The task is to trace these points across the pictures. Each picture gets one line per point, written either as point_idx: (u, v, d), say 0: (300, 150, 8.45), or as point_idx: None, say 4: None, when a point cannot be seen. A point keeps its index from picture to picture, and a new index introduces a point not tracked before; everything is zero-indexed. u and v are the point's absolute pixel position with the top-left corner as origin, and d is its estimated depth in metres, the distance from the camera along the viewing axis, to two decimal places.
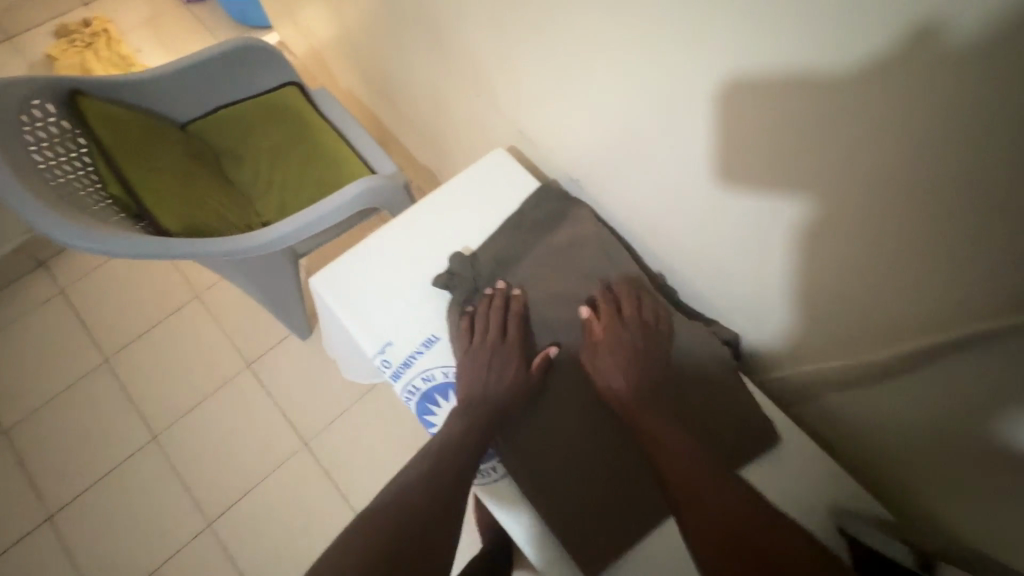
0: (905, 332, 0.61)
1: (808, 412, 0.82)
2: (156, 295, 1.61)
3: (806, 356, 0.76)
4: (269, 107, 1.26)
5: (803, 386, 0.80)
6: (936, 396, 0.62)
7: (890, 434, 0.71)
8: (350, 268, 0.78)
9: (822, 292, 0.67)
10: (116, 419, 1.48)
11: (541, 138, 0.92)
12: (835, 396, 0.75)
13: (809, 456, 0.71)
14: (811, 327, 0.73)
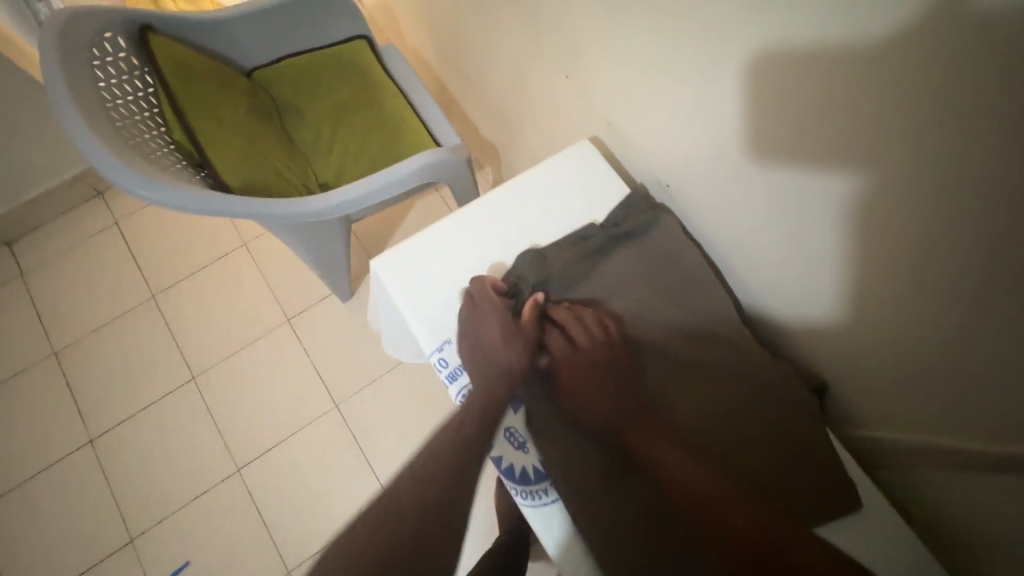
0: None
1: (891, 481, 0.71)
2: (205, 238, 1.62)
3: (898, 420, 0.66)
4: (337, 65, 1.20)
5: (890, 452, 0.69)
6: None
7: (985, 529, 0.60)
8: (414, 257, 0.74)
9: (930, 357, 0.57)
10: (159, 356, 1.51)
11: (629, 133, 0.83)
12: (930, 471, 0.64)
13: (890, 535, 0.63)
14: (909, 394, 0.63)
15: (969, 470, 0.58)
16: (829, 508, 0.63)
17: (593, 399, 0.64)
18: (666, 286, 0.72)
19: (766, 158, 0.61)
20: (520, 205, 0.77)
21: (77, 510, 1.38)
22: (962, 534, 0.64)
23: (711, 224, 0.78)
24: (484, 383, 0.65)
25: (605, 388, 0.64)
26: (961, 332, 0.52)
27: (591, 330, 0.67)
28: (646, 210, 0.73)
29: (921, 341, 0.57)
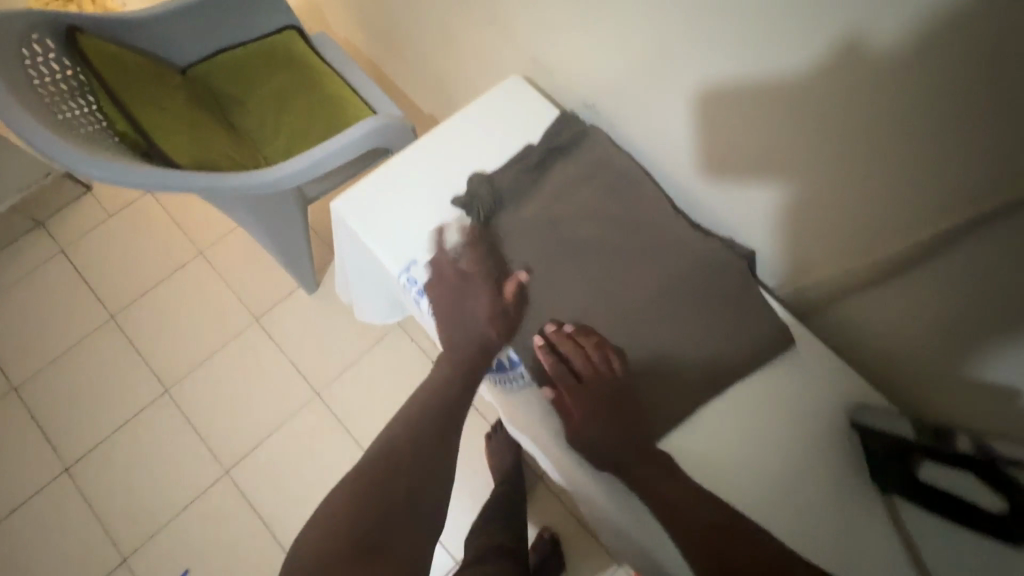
0: (918, 228, 0.60)
1: (823, 325, 0.81)
2: (159, 253, 1.60)
3: (816, 269, 0.75)
4: (272, 54, 1.23)
5: (814, 300, 0.79)
6: (944, 289, 0.61)
7: (901, 341, 0.70)
8: (374, 192, 0.77)
9: (830, 195, 0.66)
10: (127, 374, 1.48)
11: (554, 66, 0.91)
12: (848, 304, 0.74)
13: (825, 364, 0.72)
14: (821, 240, 0.72)
15: (877, 283, 0.68)
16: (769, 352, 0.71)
17: (600, 439, 0.66)
18: (614, 183, 0.76)
19: (678, 53, 0.71)
20: (460, 137, 0.80)
21: (62, 539, 1.34)
22: (883, 352, 0.74)
23: (638, 131, 0.86)
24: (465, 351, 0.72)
25: (608, 429, 0.66)
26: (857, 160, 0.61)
27: (589, 369, 0.68)
28: (577, 124, 0.79)
29: (827, 182, 0.66)
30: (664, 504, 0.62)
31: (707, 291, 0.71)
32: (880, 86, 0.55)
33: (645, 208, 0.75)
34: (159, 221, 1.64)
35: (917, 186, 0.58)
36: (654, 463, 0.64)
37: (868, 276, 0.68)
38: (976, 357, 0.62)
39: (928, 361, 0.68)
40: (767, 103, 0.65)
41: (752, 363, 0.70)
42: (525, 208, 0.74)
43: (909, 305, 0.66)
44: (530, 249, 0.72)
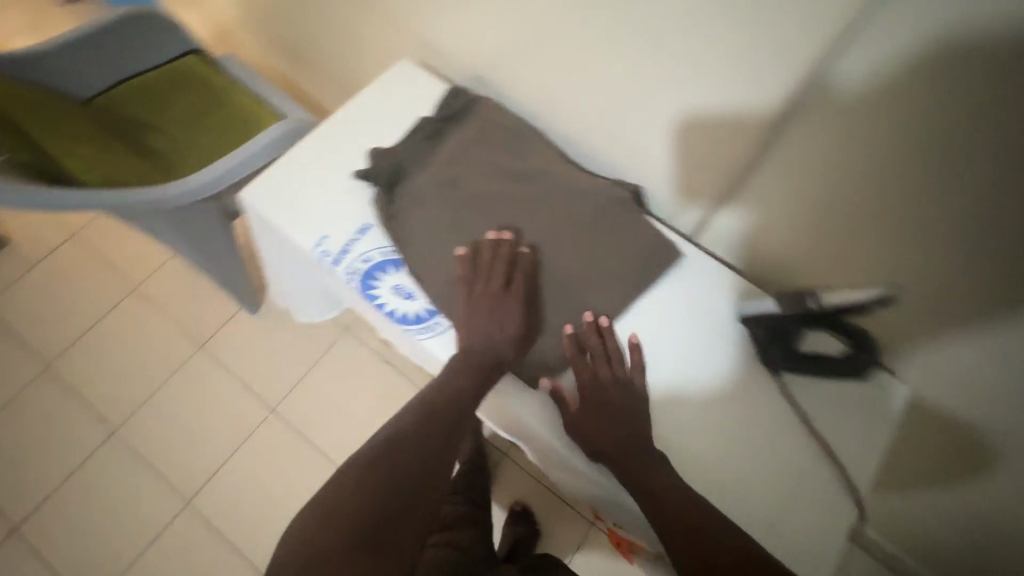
0: (765, 118, 0.72)
1: (710, 241, 0.92)
2: (90, 295, 1.57)
3: (689, 190, 0.87)
4: (180, 77, 1.25)
5: (698, 220, 0.90)
6: (794, 167, 0.74)
7: (770, 235, 0.84)
8: (279, 177, 0.80)
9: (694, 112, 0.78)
10: (70, 422, 1.44)
11: (446, 48, 0.98)
12: (723, 214, 0.87)
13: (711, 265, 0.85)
14: (694, 160, 0.83)
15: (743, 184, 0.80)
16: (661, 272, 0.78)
17: (604, 431, 0.68)
18: (505, 142, 0.82)
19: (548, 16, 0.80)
20: (358, 117, 0.84)
21: None
22: (757, 250, 0.87)
23: (528, 96, 0.94)
24: (482, 336, 0.71)
25: (613, 423, 0.69)
26: (713, 81, 0.72)
27: (608, 365, 0.72)
28: (466, 93, 0.85)
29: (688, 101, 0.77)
30: (651, 494, 0.65)
31: (599, 224, 0.78)
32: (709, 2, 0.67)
33: (536, 159, 0.82)
34: (86, 264, 1.60)
35: (762, 91, 0.69)
36: (651, 463, 0.66)
37: (736, 183, 0.81)
38: (829, 221, 0.75)
39: (792, 245, 0.82)
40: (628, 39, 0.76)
41: (652, 277, 0.77)
42: (424, 173, 0.79)
43: (769, 198, 0.79)
44: (434, 207, 0.77)
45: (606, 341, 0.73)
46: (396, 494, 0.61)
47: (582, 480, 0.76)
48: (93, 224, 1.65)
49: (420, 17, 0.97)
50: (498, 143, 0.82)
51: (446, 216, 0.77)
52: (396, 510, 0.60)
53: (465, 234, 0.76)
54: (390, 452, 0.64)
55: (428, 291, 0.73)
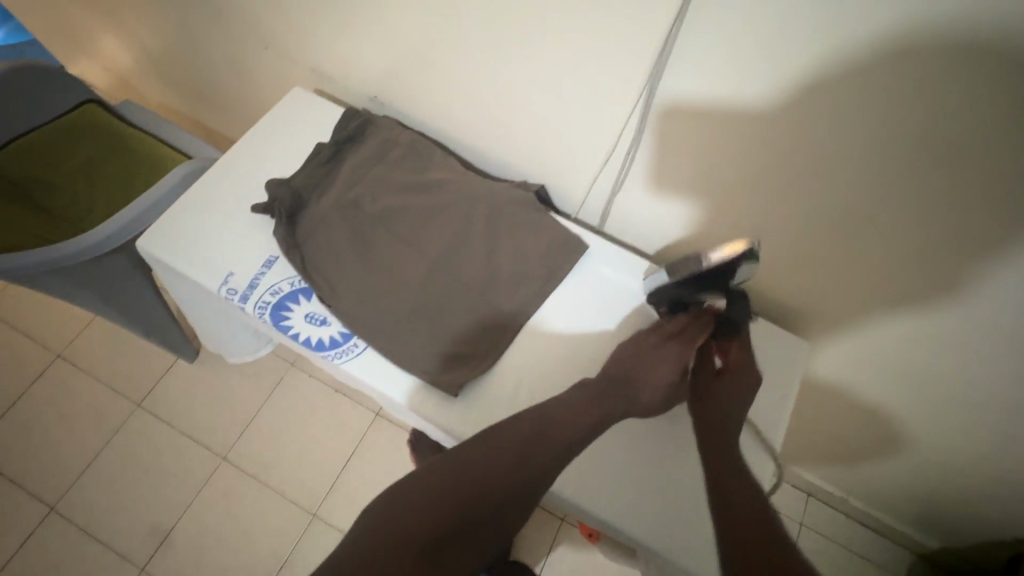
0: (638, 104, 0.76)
1: (621, 228, 0.97)
2: (9, 368, 1.48)
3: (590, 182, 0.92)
4: (73, 130, 1.20)
5: (604, 209, 0.95)
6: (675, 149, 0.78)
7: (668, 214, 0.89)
8: (176, 219, 0.78)
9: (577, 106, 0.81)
10: (1, 506, 1.35)
11: (341, 73, 0.99)
12: (623, 201, 0.91)
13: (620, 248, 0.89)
14: (589, 152, 0.87)
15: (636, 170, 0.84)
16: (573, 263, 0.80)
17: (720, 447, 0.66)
18: (405, 157, 0.83)
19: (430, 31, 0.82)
20: (253, 150, 0.84)
21: None
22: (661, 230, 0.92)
23: (427, 110, 0.96)
24: (626, 371, 0.70)
25: (730, 445, 0.66)
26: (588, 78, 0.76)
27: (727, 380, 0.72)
28: (360, 115, 0.86)
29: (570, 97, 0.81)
30: (734, 495, 0.60)
31: (505, 224, 0.80)
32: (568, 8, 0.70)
33: (438, 170, 0.83)
34: (1, 337, 1.51)
35: (633, 84, 0.74)
36: (737, 472, 0.62)
37: (629, 169, 0.85)
38: (717, 194, 0.81)
39: (691, 220, 0.87)
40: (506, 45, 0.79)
41: (563, 270, 0.79)
42: (325, 198, 0.79)
43: (660, 180, 0.84)
44: (339, 230, 0.77)
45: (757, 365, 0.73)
46: (472, 497, 0.57)
47: None
48: (4, 294, 1.56)
49: (310, 46, 0.98)
50: (398, 158, 0.83)
51: (353, 237, 0.77)
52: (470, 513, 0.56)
53: (376, 251, 0.77)
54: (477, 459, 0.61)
55: (341, 313, 0.73)
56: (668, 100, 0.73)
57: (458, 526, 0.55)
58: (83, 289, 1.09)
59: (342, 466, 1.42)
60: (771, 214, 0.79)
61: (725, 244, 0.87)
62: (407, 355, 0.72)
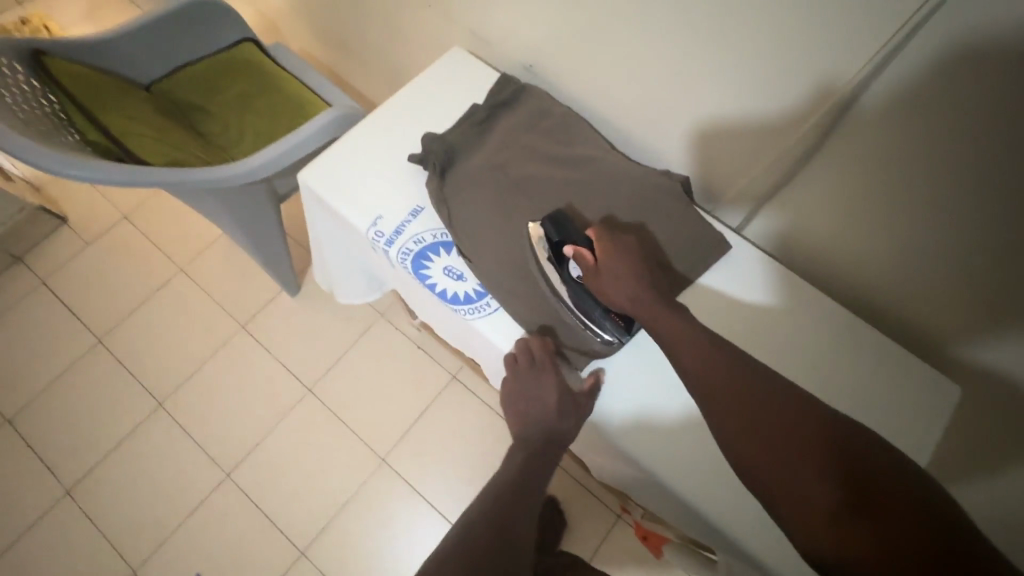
0: (810, 114, 0.71)
1: (756, 233, 0.92)
2: (140, 273, 1.64)
3: (728, 180, 0.87)
4: (232, 65, 1.29)
5: (741, 210, 0.90)
6: (841, 165, 0.73)
7: (815, 229, 0.83)
8: (335, 159, 0.83)
9: (739, 105, 0.77)
10: (120, 392, 1.51)
11: (495, 37, 0.99)
12: (768, 205, 0.86)
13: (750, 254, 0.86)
14: (738, 154, 0.82)
15: (788, 179, 0.80)
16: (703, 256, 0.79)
17: (677, 343, 0.64)
18: (556, 130, 0.84)
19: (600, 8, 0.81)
20: (411, 102, 0.87)
21: (70, 558, 1.36)
22: (803, 242, 0.86)
23: (574, 84, 0.95)
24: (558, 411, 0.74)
25: (668, 316, 0.66)
26: (768, 80, 0.72)
27: (598, 268, 0.70)
28: (516, 83, 0.87)
29: (733, 95, 0.77)
30: (757, 434, 0.56)
31: (646, 211, 0.79)
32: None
33: (585, 148, 0.83)
34: (136, 244, 1.67)
35: (815, 90, 0.69)
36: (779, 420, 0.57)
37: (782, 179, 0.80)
38: (886, 220, 0.73)
39: (840, 242, 0.81)
40: (676, 33, 0.76)
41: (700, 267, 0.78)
42: (476, 157, 0.82)
43: (822, 190, 0.78)
44: (485, 192, 0.79)
45: (625, 239, 0.73)
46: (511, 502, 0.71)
47: (623, 465, 0.77)
48: (144, 206, 1.72)
49: (469, 9, 0.99)
50: (548, 130, 0.84)
51: (496, 199, 0.79)
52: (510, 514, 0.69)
53: (517, 216, 0.78)
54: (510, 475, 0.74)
55: (480, 273, 0.76)
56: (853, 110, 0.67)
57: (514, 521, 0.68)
58: (224, 213, 1.19)
59: (415, 419, 1.48)
60: (944, 254, 0.70)
61: (878, 273, 0.80)
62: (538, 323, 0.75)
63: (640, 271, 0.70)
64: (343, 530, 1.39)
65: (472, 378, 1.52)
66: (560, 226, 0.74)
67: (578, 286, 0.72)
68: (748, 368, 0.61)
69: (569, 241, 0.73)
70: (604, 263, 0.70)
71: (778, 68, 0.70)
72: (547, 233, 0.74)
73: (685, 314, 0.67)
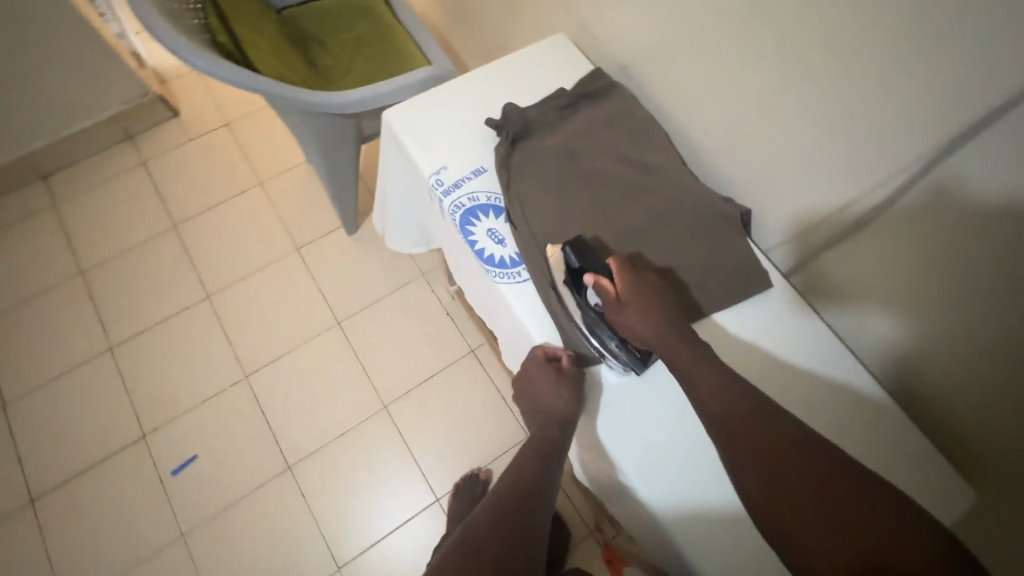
0: (885, 171, 0.69)
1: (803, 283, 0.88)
2: (226, 177, 1.78)
3: (786, 222, 0.85)
4: (357, 8, 1.39)
5: (796, 257, 0.86)
6: (909, 226, 0.69)
7: (864, 291, 0.78)
8: (420, 106, 0.88)
9: (816, 151, 0.76)
10: (179, 276, 1.65)
11: (601, 34, 1.02)
12: (825, 258, 0.82)
13: (793, 301, 0.82)
14: (804, 198, 0.81)
15: (852, 233, 0.77)
16: (737, 288, 0.79)
17: (697, 379, 0.65)
18: (628, 131, 0.86)
19: (709, 26, 0.82)
20: (503, 73, 0.92)
21: (95, 406, 1.50)
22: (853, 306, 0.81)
23: (661, 94, 0.95)
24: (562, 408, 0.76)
25: (683, 349, 0.67)
26: (851, 132, 0.71)
27: (618, 303, 0.70)
28: (606, 77, 0.89)
29: (813, 138, 0.75)
30: (779, 485, 0.56)
31: (694, 228, 0.79)
32: (862, 50, 0.66)
33: (651, 153, 0.84)
34: (230, 151, 1.82)
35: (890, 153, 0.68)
36: (768, 429, 0.60)
37: (843, 234, 0.78)
38: (936, 300, 0.70)
39: (886, 315, 0.77)
40: (773, 66, 0.76)
41: (732, 296, 0.78)
42: (549, 137, 0.85)
43: (878, 250, 0.74)
44: (548, 169, 0.82)
45: (644, 274, 0.74)
46: (523, 491, 0.74)
47: (603, 463, 0.78)
48: (246, 119, 1.87)
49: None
50: (623, 128, 0.85)
51: (555, 180, 0.81)
52: (525, 504, 0.72)
53: (572, 201, 0.80)
54: (522, 467, 0.76)
55: (520, 242, 0.79)
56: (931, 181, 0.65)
57: (528, 510, 0.71)
58: (311, 138, 1.28)
59: (425, 379, 1.53)
60: (985, 351, 0.66)
61: (915, 357, 0.75)
62: (560, 309, 0.76)
63: (662, 308, 0.70)
64: (331, 459, 1.45)
65: (488, 357, 1.55)
66: (580, 253, 0.74)
67: (597, 316, 0.72)
68: (766, 413, 0.62)
69: (590, 269, 0.73)
70: (626, 298, 0.70)
71: (862, 121, 0.69)
72: (568, 260, 0.73)
73: (703, 350, 0.68)
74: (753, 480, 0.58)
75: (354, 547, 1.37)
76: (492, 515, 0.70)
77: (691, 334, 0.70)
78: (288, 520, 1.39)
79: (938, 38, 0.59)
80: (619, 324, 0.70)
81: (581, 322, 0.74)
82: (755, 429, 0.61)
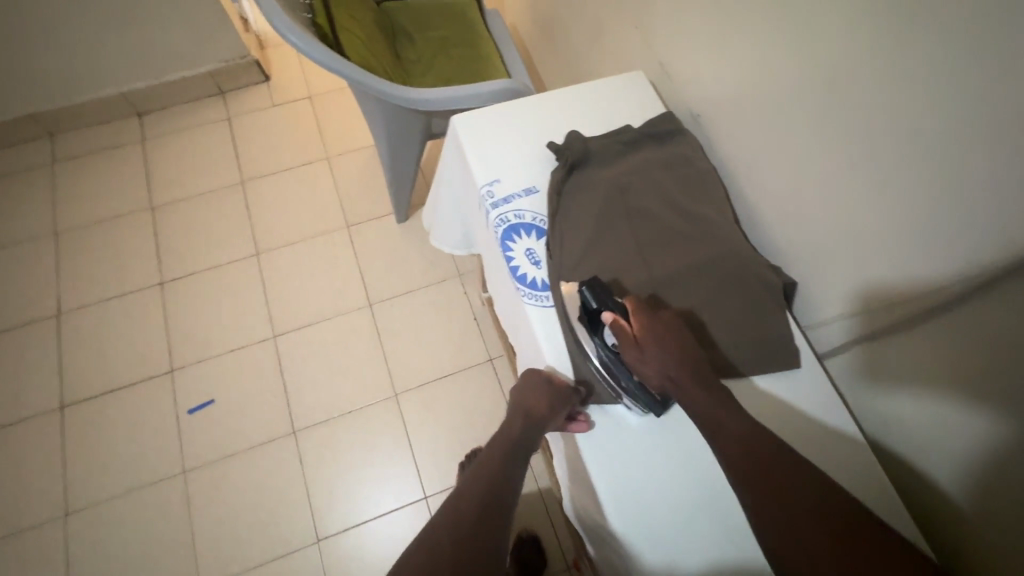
0: (941, 275, 0.65)
1: (839, 370, 0.84)
2: (297, 146, 1.87)
3: (832, 302, 0.82)
4: (451, 11, 1.44)
5: (838, 341, 0.83)
6: (958, 339, 0.65)
7: (904, 393, 0.74)
8: (488, 118, 0.91)
9: (874, 238, 0.73)
10: (235, 229, 1.74)
11: (681, 80, 1.02)
12: (865, 348, 0.78)
13: (819, 386, 0.79)
14: (856, 284, 0.77)
15: (898, 330, 0.73)
16: (763, 357, 0.77)
17: (712, 420, 0.63)
18: (684, 178, 0.85)
19: (788, 93, 0.81)
20: (575, 102, 0.93)
21: (135, 333, 1.60)
22: (890, 407, 0.76)
23: (729, 150, 0.95)
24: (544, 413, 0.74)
25: (696, 389, 0.66)
26: (909, 230, 0.68)
27: (633, 339, 0.69)
28: (676, 124, 0.89)
29: (872, 225, 0.73)
30: (788, 527, 0.54)
31: (732, 288, 0.78)
32: (934, 150, 0.64)
33: (700, 204, 0.84)
34: (307, 122, 1.91)
35: (947, 261, 0.65)
36: (779, 471, 0.58)
37: (886, 329, 0.74)
38: (970, 425, 0.65)
39: (923, 426, 0.72)
40: (844, 147, 0.74)
41: (758, 367, 0.76)
42: (605, 170, 0.85)
43: (921, 354, 0.70)
44: (598, 203, 0.82)
45: (661, 314, 0.73)
46: (494, 486, 0.68)
47: (589, 502, 0.77)
48: (328, 95, 1.96)
49: (672, 43, 1.02)
50: (678, 174, 0.85)
51: (599, 212, 0.81)
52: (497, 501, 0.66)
53: (615, 237, 0.80)
54: (493, 464, 0.72)
55: (554, 267, 0.80)
56: (984, 298, 0.62)
57: (501, 509, 0.66)
58: (382, 126, 1.33)
59: (438, 377, 1.55)
60: (1009, 492, 0.61)
61: (944, 473, 0.70)
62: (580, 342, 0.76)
63: (678, 347, 0.69)
64: (334, 433, 1.49)
65: (504, 369, 1.55)
66: (598, 294, 0.73)
67: (614, 354, 0.72)
68: (780, 457, 0.59)
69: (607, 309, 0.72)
70: (641, 336, 0.69)
71: (923, 222, 0.66)
72: (585, 300, 0.73)
73: (723, 394, 0.66)
74: (768, 523, 0.55)
75: (336, 525, 1.40)
76: (465, 511, 0.64)
77: (711, 376, 0.68)
78: (281, 481, 1.44)
79: (1013, 138, 0.56)
80: (632, 362, 0.69)
81: (598, 357, 0.73)
82: (765, 474, 0.57)
